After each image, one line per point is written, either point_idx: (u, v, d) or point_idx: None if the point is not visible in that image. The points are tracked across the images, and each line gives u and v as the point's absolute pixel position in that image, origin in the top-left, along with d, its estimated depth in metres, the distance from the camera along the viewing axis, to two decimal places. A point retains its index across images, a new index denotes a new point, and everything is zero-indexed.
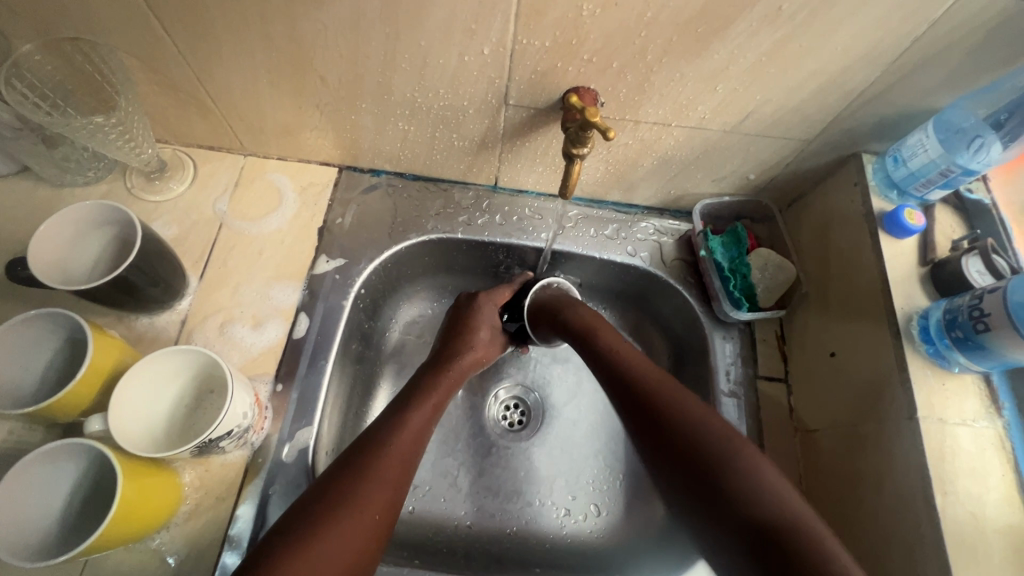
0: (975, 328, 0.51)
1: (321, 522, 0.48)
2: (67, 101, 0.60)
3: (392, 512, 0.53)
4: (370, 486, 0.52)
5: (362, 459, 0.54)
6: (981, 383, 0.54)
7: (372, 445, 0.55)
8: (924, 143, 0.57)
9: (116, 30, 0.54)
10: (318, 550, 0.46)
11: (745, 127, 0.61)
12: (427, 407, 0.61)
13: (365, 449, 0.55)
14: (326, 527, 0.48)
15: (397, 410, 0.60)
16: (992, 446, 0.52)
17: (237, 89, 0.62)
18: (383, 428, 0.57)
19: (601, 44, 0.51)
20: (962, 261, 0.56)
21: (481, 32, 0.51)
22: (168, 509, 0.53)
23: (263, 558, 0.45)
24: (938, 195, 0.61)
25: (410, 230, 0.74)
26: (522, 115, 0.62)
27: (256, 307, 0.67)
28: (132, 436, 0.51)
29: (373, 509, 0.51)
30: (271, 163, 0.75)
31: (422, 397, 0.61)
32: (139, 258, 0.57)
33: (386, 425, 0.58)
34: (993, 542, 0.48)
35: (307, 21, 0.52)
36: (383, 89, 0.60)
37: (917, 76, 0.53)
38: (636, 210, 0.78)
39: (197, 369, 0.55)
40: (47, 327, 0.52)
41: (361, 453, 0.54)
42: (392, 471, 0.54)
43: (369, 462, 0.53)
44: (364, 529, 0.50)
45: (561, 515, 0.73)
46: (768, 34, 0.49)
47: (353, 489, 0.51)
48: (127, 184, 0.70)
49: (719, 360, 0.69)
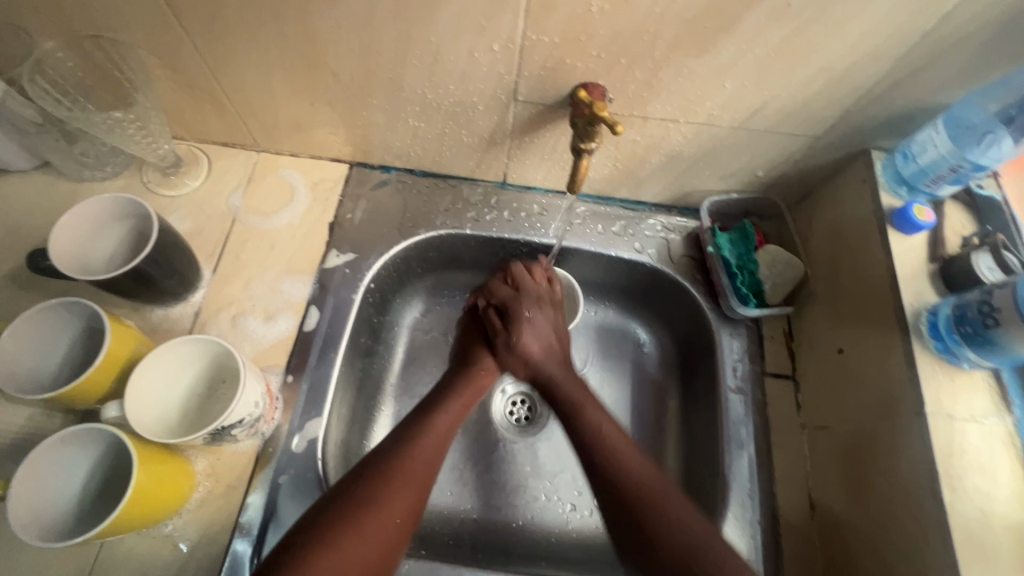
0: (985, 323, 0.51)
1: (342, 522, 0.49)
2: (87, 97, 0.62)
3: (415, 514, 0.53)
4: (394, 487, 0.53)
5: (384, 464, 0.54)
6: (991, 379, 0.54)
7: (395, 450, 0.56)
8: (934, 139, 0.57)
9: (135, 27, 0.56)
10: (340, 547, 0.47)
11: (753, 123, 0.61)
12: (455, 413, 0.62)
13: (389, 454, 0.55)
14: (349, 525, 0.49)
15: (421, 419, 0.60)
16: (1002, 443, 0.51)
17: (250, 85, 0.63)
18: (407, 432, 0.58)
19: (610, 40, 0.52)
20: (971, 257, 0.56)
21: (492, 28, 0.52)
22: (179, 498, 0.54)
23: (289, 548, 0.47)
24: (947, 191, 0.60)
25: (419, 225, 0.75)
26: (531, 111, 0.63)
27: (268, 300, 0.68)
28: (146, 420, 0.52)
29: (395, 513, 0.52)
30: (283, 159, 0.76)
31: (443, 401, 0.63)
32: (155, 251, 0.58)
33: (411, 430, 0.59)
34: (1002, 539, 0.47)
35: (319, 18, 0.53)
36: (394, 85, 0.61)
37: (927, 72, 0.53)
38: (644, 207, 0.78)
39: (209, 359, 0.56)
40: (66, 317, 0.54)
41: (382, 458, 0.55)
42: (417, 475, 0.55)
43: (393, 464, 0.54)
44: (386, 529, 0.50)
45: (567, 510, 0.73)
46: (776, 30, 0.49)
47: (375, 492, 0.52)
48: (144, 179, 0.72)
49: (727, 356, 0.69)
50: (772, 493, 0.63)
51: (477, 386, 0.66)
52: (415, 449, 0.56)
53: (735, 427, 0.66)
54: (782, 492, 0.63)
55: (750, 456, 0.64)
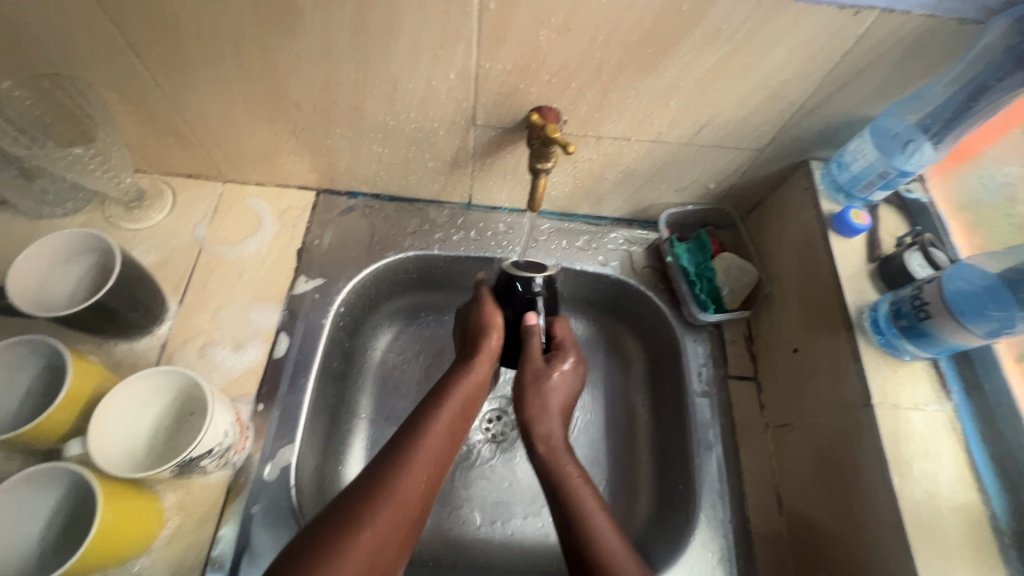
0: (917, 316, 0.54)
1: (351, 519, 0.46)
2: (47, 134, 0.61)
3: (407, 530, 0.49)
4: (361, 533, 0.46)
5: (316, 536, 0.45)
6: (931, 369, 0.57)
7: (351, 499, 0.48)
8: (863, 148, 0.62)
9: (95, 66, 0.57)
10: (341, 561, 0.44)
11: (700, 139, 0.65)
12: (450, 417, 0.58)
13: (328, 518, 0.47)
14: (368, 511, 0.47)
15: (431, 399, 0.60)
16: (944, 428, 0.54)
17: (213, 117, 0.64)
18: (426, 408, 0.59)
19: (558, 66, 0.55)
20: (904, 256, 0.60)
21: (447, 57, 0.55)
22: (142, 539, 0.52)
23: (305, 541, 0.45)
24: (880, 196, 0.64)
25: (388, 248, 0.76)
26: (490, 134, 0.65)
27: (236, 330, 0.68)
28: (109, 457, 0.51)
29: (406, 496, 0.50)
30: (249, 189, 0.77)
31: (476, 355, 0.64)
32: (118, 284, 0.58)
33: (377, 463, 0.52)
34: (949, 520, 0.50)
35: (279, 51, 0.55)
36: (356, 113, 0.63)
37: (849, 89, 0.57)
38: (606, 221, 0.81)
39: (178, 391, 0.56)
40: (24, 355, 0.53)
41: (319, 527, 0.46)
42: (406, 496, 0.50)
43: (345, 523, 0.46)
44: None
45: (546, 523, 0.73)
46: (712, 52, 0.53)
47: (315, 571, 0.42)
48: (106, 213, 0.72)
49: (692, 361, 0.72)
50: (741, 492, 0.65)
51: (463, 390, 0.61)
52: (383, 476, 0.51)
53: (703, 429, 0.68)
54: (750, 490, 0.65)
55: (718, 457, 0.67)
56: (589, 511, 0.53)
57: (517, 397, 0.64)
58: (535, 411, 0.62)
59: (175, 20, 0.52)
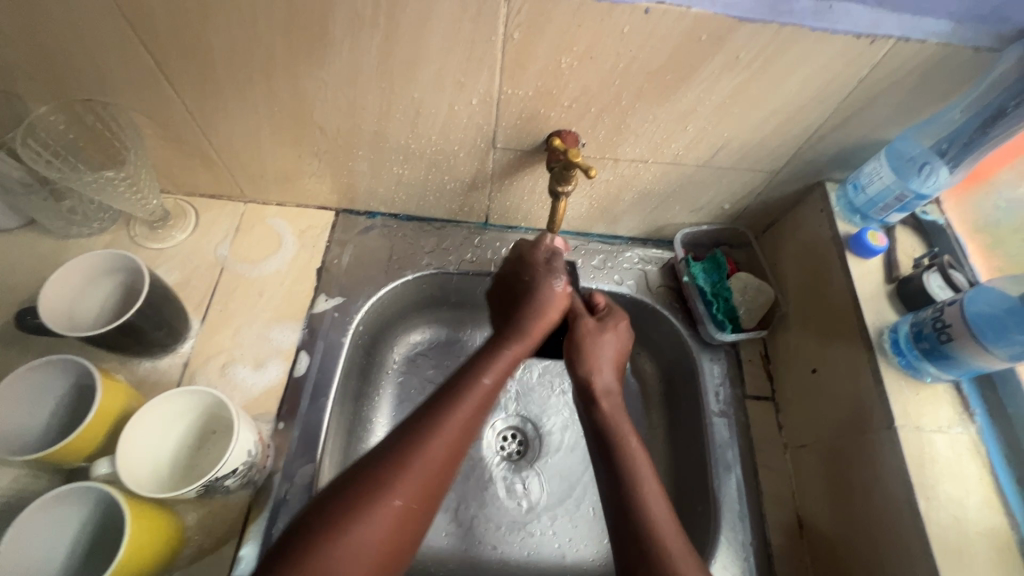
0: (939, 338, 0.54)
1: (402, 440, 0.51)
2: (77, 157, 0.63)
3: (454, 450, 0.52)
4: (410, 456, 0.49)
5: (401, 447, 0.50)
6: (953, 391, 0.57)
7: (435, 415, 0.53)
8: (879, 171, 0.62)
9: (128, 90, 0.58)
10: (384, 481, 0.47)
11: (716, 161, 0.66)
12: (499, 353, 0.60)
13: (410, 430, 0.51)
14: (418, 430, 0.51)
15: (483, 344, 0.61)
16: (968, 451, 0.54)
17: (239, 140, 0.66)
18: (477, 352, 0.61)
19: (579, 93, 0.56)
20: (923, 277, 0.60)
21: (470, 84, 0.56)
22: (168, 557, 0.53)
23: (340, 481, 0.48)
24: (897, 218, 0.65)
25: (406, 267, 0.77)
26: (509, 157, 0.66)
27: (257, 349, 0.69)
28: (138, 475, 0.52)
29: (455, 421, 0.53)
30: (270, 209, 0.78)
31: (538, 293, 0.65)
32: (145, 304, 0.59)
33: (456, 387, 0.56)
34: (977, 545, 0.50)
35: (305, 78, 0.57)
36: (379, 137, 0.64)
37: (865, 113, 0.58)
38: (621, 240, 0.82)
39: (202, 411, 0.57)
40: (55, 376, 0.54)
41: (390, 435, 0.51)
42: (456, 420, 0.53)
43: (420, 421, 0.52)
44: (413, 497, 0.48)
45: (562, 543, 0.73)
46: (731, 78, 0.54)
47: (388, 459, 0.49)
48: (131, 232, 0.73)
49: (709, 380, 0.72)
50: (761, 513, 0.65)
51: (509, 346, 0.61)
52: (461, 398, 0.55)
53: (722, 450, 0.68)
54: (771, 511, 0.65)
55: (738, 478, 0.66)
56: (633, 463, 0.55)
57: (573, 352, 0.65)
58: (593, 360, 0.63)
59: (209, 48, 0.53)
